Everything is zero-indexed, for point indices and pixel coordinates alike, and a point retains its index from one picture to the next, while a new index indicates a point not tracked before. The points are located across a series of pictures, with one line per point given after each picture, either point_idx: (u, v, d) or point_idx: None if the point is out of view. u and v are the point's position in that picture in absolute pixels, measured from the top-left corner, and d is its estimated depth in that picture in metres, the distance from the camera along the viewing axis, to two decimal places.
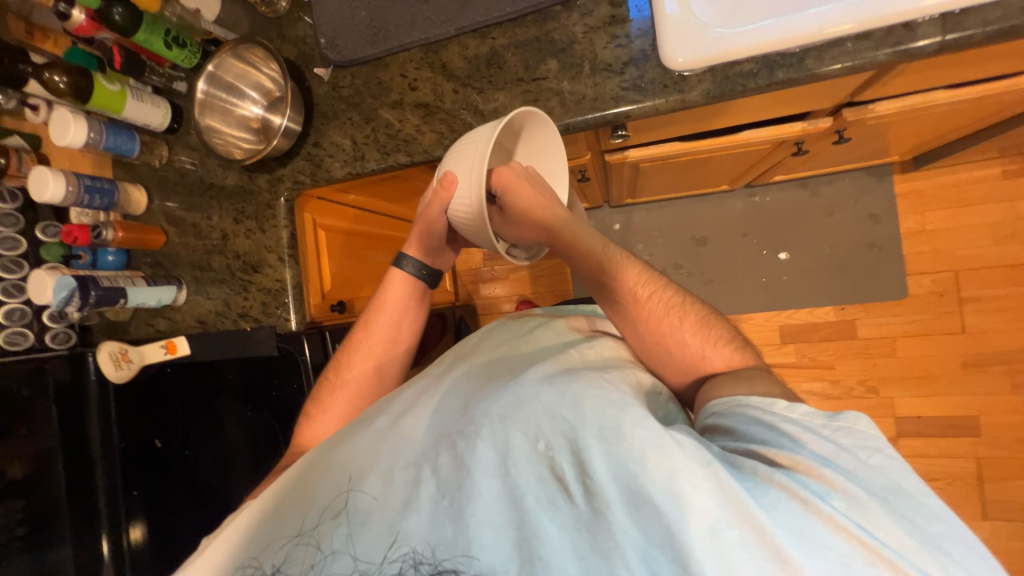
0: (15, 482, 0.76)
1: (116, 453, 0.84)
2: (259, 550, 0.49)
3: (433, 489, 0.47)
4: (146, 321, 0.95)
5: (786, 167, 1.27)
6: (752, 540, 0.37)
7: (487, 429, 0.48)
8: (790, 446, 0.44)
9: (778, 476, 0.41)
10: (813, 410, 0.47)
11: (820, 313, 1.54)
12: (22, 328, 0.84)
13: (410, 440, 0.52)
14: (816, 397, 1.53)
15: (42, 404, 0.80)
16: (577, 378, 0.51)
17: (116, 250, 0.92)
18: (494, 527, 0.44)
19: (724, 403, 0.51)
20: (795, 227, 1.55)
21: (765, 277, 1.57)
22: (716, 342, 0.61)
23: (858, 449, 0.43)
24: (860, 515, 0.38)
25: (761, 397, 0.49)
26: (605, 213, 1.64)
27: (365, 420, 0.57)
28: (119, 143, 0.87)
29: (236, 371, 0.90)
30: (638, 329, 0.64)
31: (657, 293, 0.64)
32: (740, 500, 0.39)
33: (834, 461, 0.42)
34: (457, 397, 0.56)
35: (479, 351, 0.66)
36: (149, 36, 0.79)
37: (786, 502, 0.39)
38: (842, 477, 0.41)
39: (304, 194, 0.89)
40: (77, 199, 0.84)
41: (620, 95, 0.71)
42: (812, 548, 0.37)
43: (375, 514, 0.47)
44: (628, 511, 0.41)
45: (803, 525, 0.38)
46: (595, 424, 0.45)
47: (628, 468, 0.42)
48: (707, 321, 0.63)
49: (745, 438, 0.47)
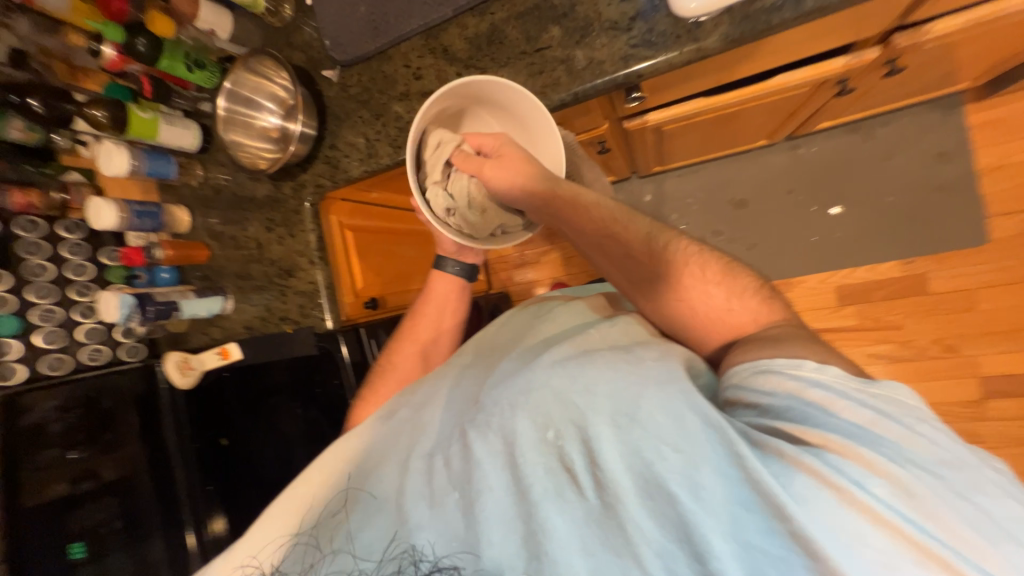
0: (109, 481, 0.84)
1: (192, 453, 0.92)
2: (253, 548, 0.49)
3: (444, 481, 0.48)
4: (202, 330, 1.02)
5: (832, 111, 1.15)
6: (775, 526, 0.38)
7: (498, 419, 0.50)
8: (820, 420, 0.43)
9: (808, 461, 0.39)
10: (843, 370, 0.45)
11: (882, 270, 1.40)
12: (98, 345, 0.92)
13: (426, 430, 0.54)
14: (883, 361, 1.40)
15: (124, 413, 0.89)
16: (592, 364, 0.51)
17: (169, 267, 0.99)
18: (502, 522, 0.45)
19: (745, 367, 0.49)
20: (848, 177, 1.42)
21: (816, 235, 1.45)
22: (743, 292, 0.58)
23: (895, 417, 0.41)
24: (906, 498, 0.37)
25: (787, 357, 0.48)
26: (634, 185, 1.55)
27: (383, 413, 0.59)
28: (158, 166, 0.92)
29: (287, 370, 0.95)
30: (656, 283, 0.62)
31: (674, 244, 0.62)
32: (762, 485, 0.39)
33: (869, 435, 0.41)
34: (471, 389, 0.57)
35: (492, 341, 0.68)
36: (171, 61, 0.84)
37: (816, 489, 0.38)
38: (878, 454, 0.39)
39: (327, 197, 0.92)
40: (129, 223, 0.91)
41: (630, 54, 0.66)
42: (844, 539, 0.36)
43: (385, 508, 0.48)
44: (641, 501, 0.42)
45: (841, 519, 0.37)
46: (608, 412, 0.47)
47: (642, 456, 0.44)
48: (730, 269, 0.60)
49: (770, 411, 0.45)
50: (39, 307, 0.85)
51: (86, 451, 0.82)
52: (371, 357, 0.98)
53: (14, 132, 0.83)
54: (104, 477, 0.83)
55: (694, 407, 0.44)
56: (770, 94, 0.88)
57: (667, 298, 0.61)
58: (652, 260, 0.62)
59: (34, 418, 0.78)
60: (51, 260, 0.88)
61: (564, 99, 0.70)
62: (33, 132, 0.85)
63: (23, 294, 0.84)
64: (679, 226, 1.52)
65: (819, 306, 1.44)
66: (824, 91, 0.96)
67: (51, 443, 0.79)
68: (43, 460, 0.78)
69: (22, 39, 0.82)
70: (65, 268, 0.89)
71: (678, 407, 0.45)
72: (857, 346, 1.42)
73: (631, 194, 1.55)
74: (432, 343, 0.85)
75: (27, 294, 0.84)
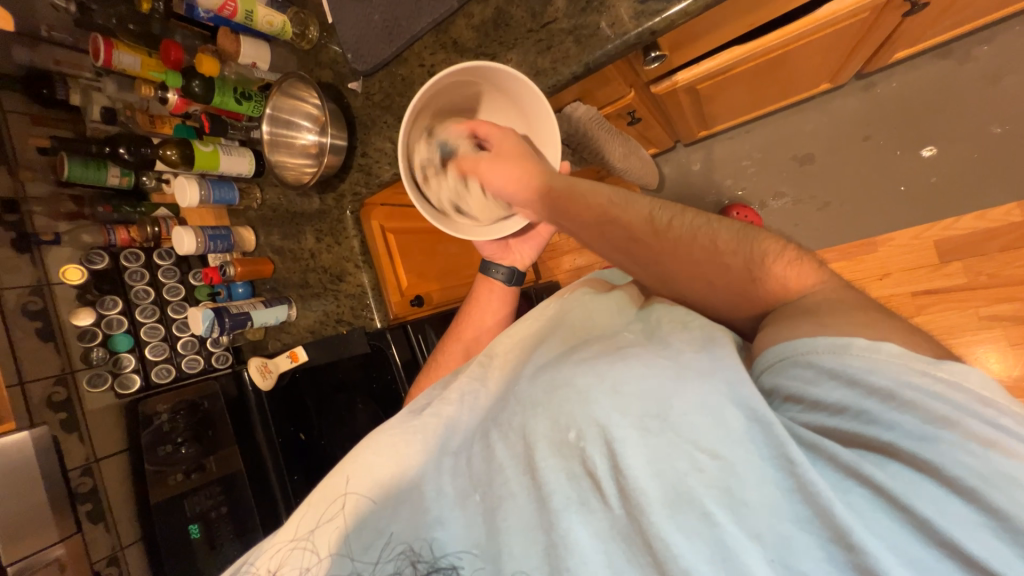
0: (214, 474, 0.93)
1: (278, 448, 0.98)
2: (256, 553, 0.50)
3: (467, 484, 0.50)
4: (276, 335, 1.12)
5: (909, 36, 1.00)
6: (838, 554, 0.38)
7: (520, 420, 0.51)
8: (884, 420, 0.39)
9: (868, 472, 0.39)
10: (905, 349, 0.41)
11: (994, 216, 1.19)
12: (195, 355, 1.02)
13: (455, 431, 0.55)
14: (1006, 324, 1.18)
15: (220, 413, 0.97)
16: (622, 360, 0.50)
17: (243, 282, 1.09)
18: (524, 533, 0.46)
19: (785, 349, 0.45)
20: (940, 110, 1.23)
21: (905, 183, 1.26)
22: (767, 260, 0.54)
23: (970, 414, 0.37)
24: (986, 520, 0.35)
25: (833, 339, 0.43)
26: (680, 154, 1.43)
27: (406, 412, 0.57)
28: (223, 194, 1.03)
29: (352, 366, 1.03)
30: (664, 267, 0.59)
31: (679, 220, 0.60)
32: (813, 496, 0.39)
33: (939, 435, 0.37)
34: (498, 392, 0.58)
35: (510, 336, 0.66)
36: (223, 97, 0.93)
37: (870, 499, 0.39)
38: (950, 463, 0.36)
39: (365, 204, 0.98)
40: (204, 246, 1.02)
41: (641, 11, 0.64)
42: (899, 556, 0.36)
43: (404, 507, 0.49)
44: (668, 513, 0.42)
45: (900, 536, 0.37)
46: (637, 414, 0.46)
47: (673, 464, 0.43)
48: (744, 233, 0.56)
49: (819, 406, 0.43)
50: (146, 325, 0.99)
51: (194, 448, 0.92)
52: (418, 354, 1.05)
53: (112, 178, 0.97)
54: (210, 470, 0.93)
55: (737, 402, 0.44)
56: (821, 29, 0.78)
57: (677, 281, 0.59)
58: (658, 243, 0.59)
59: (154, 421, 0.93)
60: (152, 285, 1.01)
61: (576, 71, 0.68)
62: (127, 177, 0.99)
63: (133, 316, 0.98)
64: (737, 193, 1.38)
65: (917, 266, 1.24)
66: (891, 13, 0.83)
67: (167, 439, 0.93)
68: (162, 454, 0.92)
69: (111, 98, 0.98)
70: (162, 291, 1.02)
71: (715, 403, 0.44)
72: (968, 308, 1.21)
73: (678, 165, 1.43)
74: (476, 338, 0.83)
75: (136, 315, 0.98)
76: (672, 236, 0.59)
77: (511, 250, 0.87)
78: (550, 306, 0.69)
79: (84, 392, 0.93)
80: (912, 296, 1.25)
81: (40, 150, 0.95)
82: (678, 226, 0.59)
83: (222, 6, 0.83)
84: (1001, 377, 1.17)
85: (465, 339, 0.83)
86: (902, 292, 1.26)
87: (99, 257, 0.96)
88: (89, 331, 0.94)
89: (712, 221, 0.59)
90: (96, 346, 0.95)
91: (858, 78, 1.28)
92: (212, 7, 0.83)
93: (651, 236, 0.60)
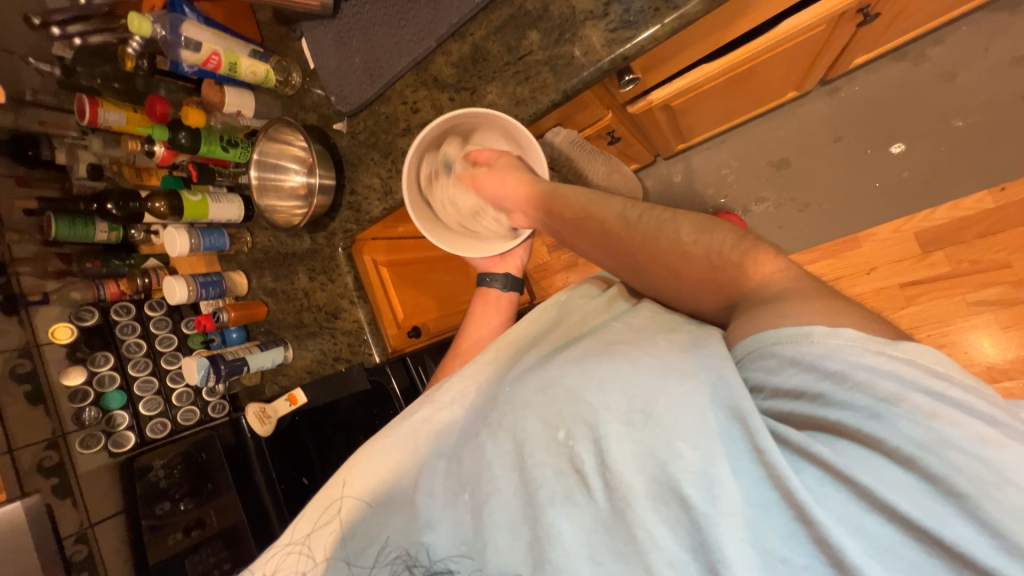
0: (215, 528, 0.90)
1: (282, 494, 0.96)
2: (254, 560, 0.53)
3: (455, 484, 0.52)
4: (272, 379, 1.09)
5: (866, 43, 1.07)
6: (800, 532, 0.38)
7: (512, 415, 0.51)
8: (837, 400, 0.39)
9: (817, 450, 0.39)
10: (861, 333, 0.41)
11: (969, 204, 1.24)
12: (190, 407, 0.99)
13: (443, 434, 0.56)
14: (995, 308, 1.20)
15: (217, 461, 0.95)
16: (609, 358, 0.50)
17: (237, 327, 1.07)
18: (509, 530, 0.47)
19: (751, 343, 0.45)
20: (903, 109, 1.29)
21: (880, 178, 1.31)
22: (725, 247, 0.55)
23: (915, 387, 0.37)
24: (932, 488, 0.35)
25: (794, 328, 0.43)
26: (661, 167, 1.47)
27: (399, 417, 0.59)
28: (213, 241, 1.03)
29: (351, 404, 0.97)
30: (636, 256, 0.64)
31: (648, 215, 0.65)
32: (781, 482, 0.39)
33: (887, 410, 0.37)
34: (483, 397, 0.59)
35: (507, 339, 0.66)
36: (210, 145, 0.95)
37: (825, 481, 0.39)
38: (895, 436, 0.36)
39: (357, 240, 0.98)
40: (196, 294, 1.01)
41: (612, 39, 0.67)
42: (846, 527, 0.37)
43: (396, 515, 0.51)
44: (653, 506, 0.42)
45: (850, 510, 0.37)
46: (625, 408, 0.46)
47: (655, 457, 0.43)
48: (708, 226, 0.59)
49: (781, 392, 0.42)
50: (138, 379, 0.96)
51: (191, 501, 0.90)
52: (421, 384, 1.00)
53: (100, 234, 0.97)
54: (211, 525, 0.90)
55: (718, 401, 0.43)
56: (781, 44, 0.83)
57: (648, 268, 0.62)
58: (627, 235, 0.65)
59: (149, 474, 0.90)
60: (144, 337, 0.99)
61: (555, 98, 0.72)
62: (115, 232, 0.99)
63: (125, 370, 0.95)
64: (719, 200, 1.41)
65: (902, 259, 1.27)
66: (846, 25, 0.90)
67: (164, 496, 0.90)
68: (159, 511, 0.88)
69: (98, 155, 1.00)
70: (155, 343, 1.00)
71: (700, 403, 0.43)
72: (956, 296, 1.23)
73: (660, 178, 1.46)
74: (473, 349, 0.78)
75: (128, 369, 0.96)
76: (639, 229, 0.64)
77: (505, 260, 0.88)
78: (549, 309, 0.69)
79: (76, 454, 0.89)
80: (900, 288, 1.27)
81: (26, 211, 0.95)
82: (647, 220, 0.64)
83: (206, 60, 0.85)
84: (995, 361, 1.19)
85: (464, 354, 0.78)
86: (890, 285, 1.28)
87: (89, 313, 0.95)
88: (80, 391, 0.91)
89: (678, 217, 0.62)
90: (88, 406, 0.92)
91: (822, 85, 1.34)
92: (197, 62, 0.85)
93: (621, 229, 0.66)
